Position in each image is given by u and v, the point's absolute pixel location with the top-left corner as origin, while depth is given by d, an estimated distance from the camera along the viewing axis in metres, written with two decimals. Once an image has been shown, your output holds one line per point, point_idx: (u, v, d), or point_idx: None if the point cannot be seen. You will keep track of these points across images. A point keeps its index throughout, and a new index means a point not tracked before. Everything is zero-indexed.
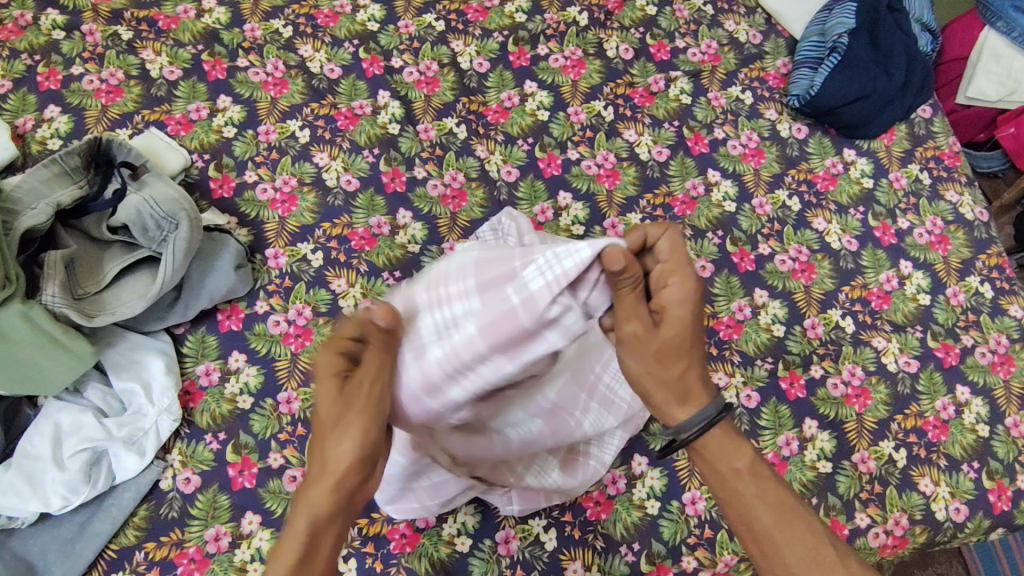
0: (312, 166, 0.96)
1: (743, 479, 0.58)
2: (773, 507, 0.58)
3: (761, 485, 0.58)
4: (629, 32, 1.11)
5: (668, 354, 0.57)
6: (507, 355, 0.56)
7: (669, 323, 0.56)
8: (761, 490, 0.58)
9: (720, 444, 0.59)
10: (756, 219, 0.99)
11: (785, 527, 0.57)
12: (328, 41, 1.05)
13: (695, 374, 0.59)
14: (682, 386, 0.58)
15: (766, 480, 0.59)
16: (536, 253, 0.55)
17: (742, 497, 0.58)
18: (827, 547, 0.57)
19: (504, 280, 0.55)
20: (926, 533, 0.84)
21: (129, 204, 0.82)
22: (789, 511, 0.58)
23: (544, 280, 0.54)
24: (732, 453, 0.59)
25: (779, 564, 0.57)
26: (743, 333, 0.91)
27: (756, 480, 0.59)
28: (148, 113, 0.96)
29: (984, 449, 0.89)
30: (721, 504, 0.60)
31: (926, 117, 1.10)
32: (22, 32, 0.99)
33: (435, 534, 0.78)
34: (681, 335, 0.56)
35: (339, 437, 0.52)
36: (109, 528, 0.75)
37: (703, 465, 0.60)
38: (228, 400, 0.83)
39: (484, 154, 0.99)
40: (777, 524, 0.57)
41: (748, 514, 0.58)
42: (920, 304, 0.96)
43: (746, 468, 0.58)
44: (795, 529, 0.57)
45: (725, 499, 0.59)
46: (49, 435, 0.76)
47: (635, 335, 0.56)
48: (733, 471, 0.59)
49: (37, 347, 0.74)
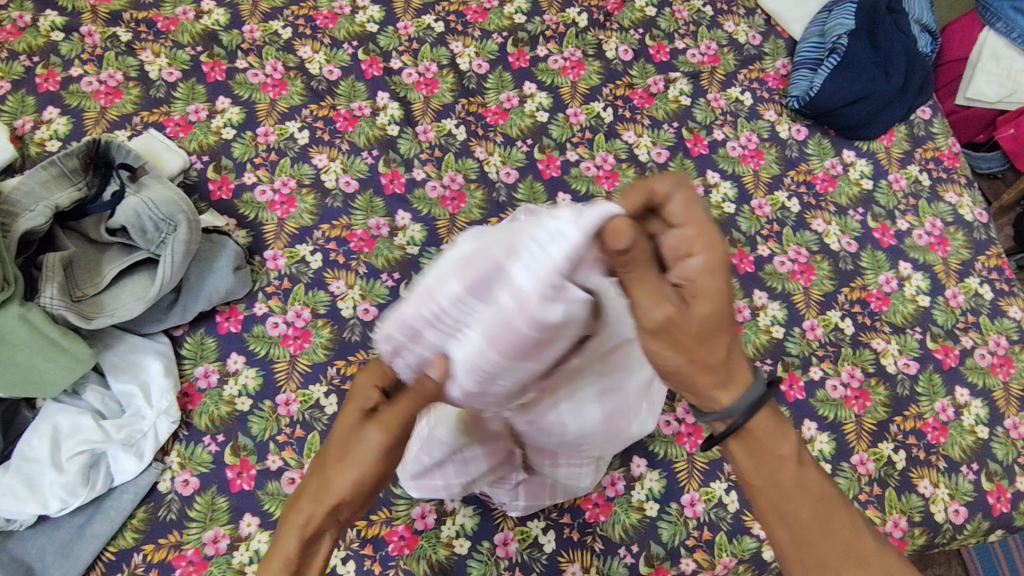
0: (312, 167, 0.96)
1: (789, 468, 0.46)
2: (817, 502, 0.46)
3: (807, 476, 0.47)
4: (628, 33, 1.11)
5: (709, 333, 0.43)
6: (521, 358, 0.47)
7: (701, 297, 0.42)
8: (807, 481, 0.47)
9: (767, 427, 0.46)
10: (755, 220, 0.99)
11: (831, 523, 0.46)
12: (327, 43, 1.05)
13: (736, 349, 0.46)
14: (725, 368, 0.45)
15: (813, 470, 0.47)
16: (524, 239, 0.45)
17: (788, 488, 0.46)
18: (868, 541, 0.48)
19: (492, 277, 0.44)
20: (926, 534, 0.84)
21: (127, 206, 0.82)
22: (835, 507, 0.47)
23: (537, 277, 0.44)
24: (778, 437, 0.46)
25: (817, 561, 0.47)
26: (742, 335, 0.91)
27: (803, 469, 0.47)
28: (147, 115, 0.96)
29: (983, 451, 0.89)
30: (753, 491, 0.48)
31: (925, 118, 1.09)
32: (20, 33, 0.99)
33: (434, 536, 0.78)
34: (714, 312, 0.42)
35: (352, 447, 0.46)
36: (107, 530, 0.75)
37: (742, 451, 0.47)
38: (226, 402, 0.83)
39: (484, 155, 0.99)
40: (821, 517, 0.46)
41: (787, 506, 0.47)
42: (919, 305, 0.96)
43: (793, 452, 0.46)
44: (837, 527, 0.47)
45: (760, 487, 0.47)
46: (47, 437, 0.76)
47: (668, 322, 0.41)
48: (776, 458, 0.46)
49: (36, 350, 0.74)
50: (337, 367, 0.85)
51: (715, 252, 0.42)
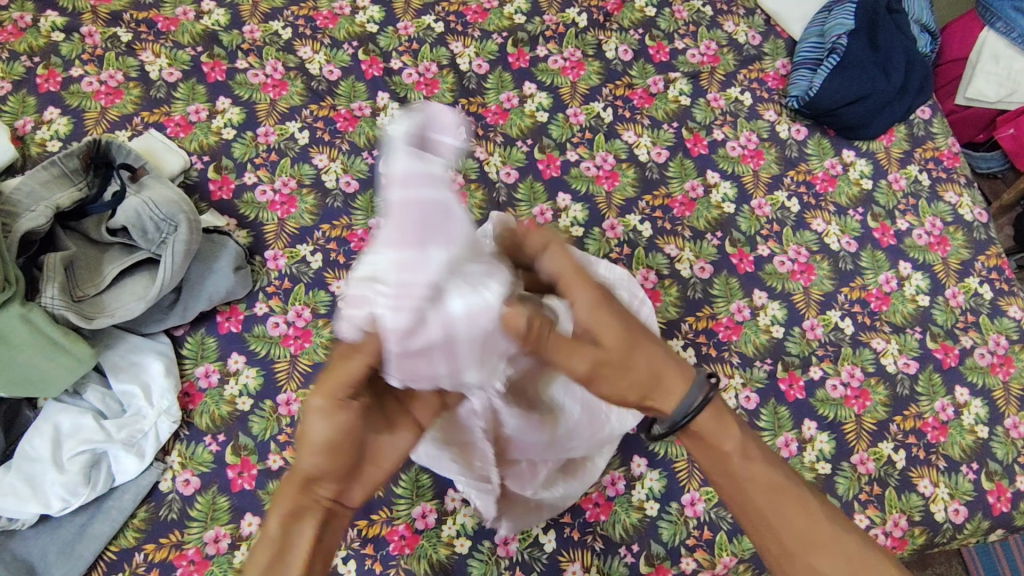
0: (312, 167, 0.96)
1: (734, 462, 0.53)
2: (767, 489, 0.52)
3: (753, 467, 0.53)
4: (628, 33, 1.11)
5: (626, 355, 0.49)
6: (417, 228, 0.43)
7: (604, 332, 0.48)
8: (753, 472, 0.52)
9: (711, 427, 0.53)
10: (755, 220, 0.99)
11: (780, 508, 0.52)
12: (327, 43, 1.05)
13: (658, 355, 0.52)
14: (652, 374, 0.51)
15: (760, 461, 0.53)
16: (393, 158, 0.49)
17: (737, 479, 0.53)
18: (823, 520, 0.52)
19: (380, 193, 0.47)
20: (925, 534, 0.84)
21: (129, 206, 0.82)
22: (784, 492, 0.52)
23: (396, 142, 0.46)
24: (720, 433, 0.53)
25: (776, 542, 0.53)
26: (742, 335, 0.91)
27: (749, 461, 0.53)
28: (147, 115, 0.96)
29: (983, 450, 0.89)
30: (714, 481, 0.55)
31: (925, 118, 1.10)
32: (21, 34, 1.00)
33: (435, 536, 0.78)
34: (617, 333, 0.49)
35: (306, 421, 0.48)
36: (108, 530, 0.75)
37: (698, 448, 0.54)
38: (227, 402, 0.83)
39: (484, 155, 0.99)
40: (771, 501, 0.52)
41: (741, 495, 0.53)
42: (919, 305, 0.96)
43: (735, 448, 0.53)
44: (785, 511, 0.52)
45: (717, 479, 0.54)
46: (49, 437, 0.76)
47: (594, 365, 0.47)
48: (722, 454, 0.53)
49: (37, 350, 0.74)
50: None
51: (593, 294, 0.49)
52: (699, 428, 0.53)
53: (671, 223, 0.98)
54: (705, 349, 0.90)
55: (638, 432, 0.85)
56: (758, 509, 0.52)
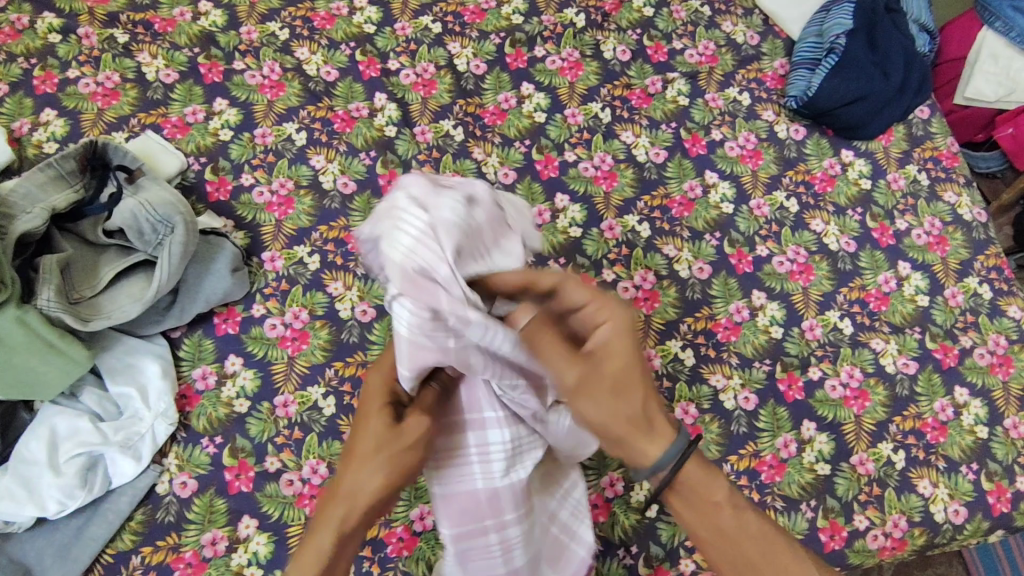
0: (309, 168, 0.96)
1: (724, 514, 0.56)
2: (757, 536, 0.56)
3: (740, 516, 0.56)
4: (626, 33, 1.11)
5: (621, 386, 0.51)
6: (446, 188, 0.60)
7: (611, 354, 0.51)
8: (742, 522, 0.56)
9: (696, 479, 0.56)
10: (753, 221, 0.99)
11: (773, 555, 0.56)
12: (324, 44, 1.05)
13: (655, 408, 0.54)
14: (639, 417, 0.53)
15: (746, 509, 0.57)
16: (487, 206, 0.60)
17: (731, 533, 0.56)
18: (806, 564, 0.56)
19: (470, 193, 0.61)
20: (925, 535, 0.84)
21: (124, 208, 0.82)
22: (768, 538, 0.56)
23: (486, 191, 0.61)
24: (708, 484, 0.56)
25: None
26: (741, 335, 0.91)
27: (735, 514, 0.56)
28: (144, 117, 0.96)
29: (983, 451, 0.88)
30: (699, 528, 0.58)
31: (924, 118, 1.09)
32: (17, 36, 0.99)
33: (432, 538, 0.78)
34: (629, 366, 0.51)
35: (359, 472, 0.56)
36: (105, 532, 0.75)
37: (688, 500, 0.57)
38: (224, 404, 0.83)
39: (481, 156, 0.99)
40: (760, 550, 0.56)
41: (731, 544, 0.57)
42: (918, 305, 0.96)
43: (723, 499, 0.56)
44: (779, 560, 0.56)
45: (711, 524, 0.57)
46: (45, 439, 0.76)
47: (577, 383, 0.51)
48: (719, 502, 0.56)
49: (34, 352, 0.74)
50: (336, 368, 0.85)
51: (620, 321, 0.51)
52: (693, 476, 0.56)
53: (670, 224, 0.97)
54: (703, 350, 0.90)
55: None
56: (743, 554, 0.56)
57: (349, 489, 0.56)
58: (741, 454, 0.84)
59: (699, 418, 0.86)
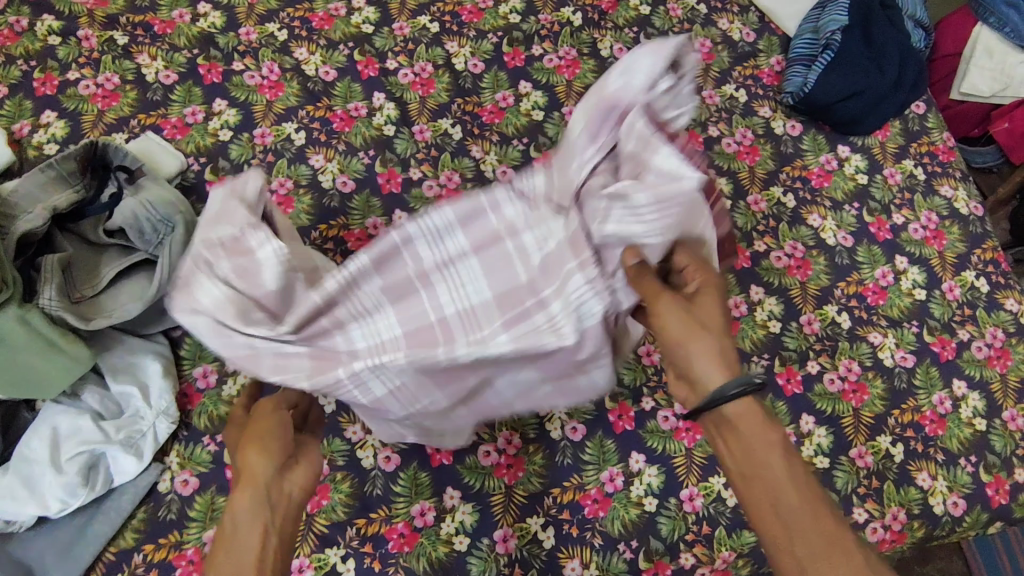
0: (309, 168, 0.96)
1: (774, 453, 0.52)
2: (803, 496, 0.50)
3: (793, 470, 0.51)
4: (623, 31, 1.11)
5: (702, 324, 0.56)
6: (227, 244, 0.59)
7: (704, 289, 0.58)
8: (792, 475, 0.51)
9: (751, 416, 0.53)
10: (751, 216, 0.99)
11: (817, 516, 0.49)
12: (322, 44, 1.05)
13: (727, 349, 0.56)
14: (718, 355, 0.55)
15: (799, 465, 0.52)
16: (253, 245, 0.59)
17: (775, 476, 0.51)
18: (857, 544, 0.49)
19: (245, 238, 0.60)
20: (924, 527, 0.84)
21: (125, 207, 0.82)
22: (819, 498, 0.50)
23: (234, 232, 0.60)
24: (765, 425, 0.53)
25: (787, 549, 0.49)
26: (739, 330, 0.91)
27: (772, 460, 0.52)
28: (144, 118, 0.97)
29: (981, 443, 0.89)
30: (741, 476, 0.53)
31: (920, 113, 1.10)
32: (17, 38, 1.00)
33: (433, 534, 0.78)
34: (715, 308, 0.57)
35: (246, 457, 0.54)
36: (108, 530, 0.75)
37: (733, 442, 0.53)
38: (225, 402, 0.83)
39: (480, 154, 0.99)
40: (797, 508, 0.50)
41: (771, 493, 0.51)
42: (916, 299, 0.97)
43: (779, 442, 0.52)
44: (806, 522, 0.49)
45: (749, 473, 0.52)
46: (47, 438, 0.76)
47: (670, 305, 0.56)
48: (766, 445, 0.52)
49: (35, 351, 0.74)
50: None
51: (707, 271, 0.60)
52: (741, 415, 0.53)
53: None
54: None
55: (636, 430, 0.85)
56: (777, 512, 0.50)
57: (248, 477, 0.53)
58: None
59: None
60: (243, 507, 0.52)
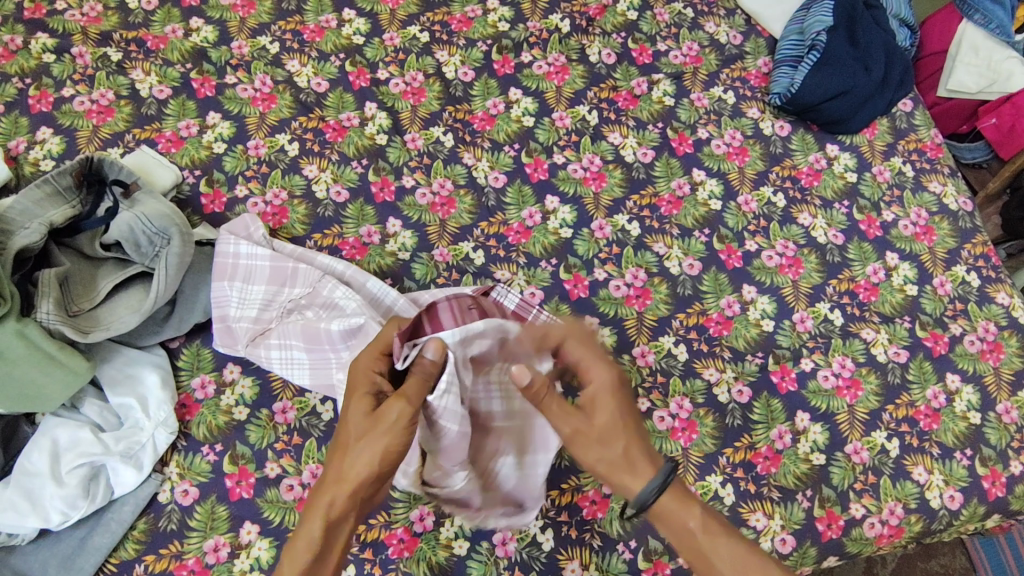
0: (302, 178, 0.97)
1: (698, 538, 0.62)
2: (732, 563, 0.62)
3: (715, 542, 0.62)
4: (610, 37, 1.13)
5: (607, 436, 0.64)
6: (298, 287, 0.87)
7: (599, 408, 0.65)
8: (716, 549, 0.62)
9: (671, 510, 0.62)
10: (741, 217, 1.00)
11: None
12: (314, 56, 1.06)
13: (637, 452, 0.64)
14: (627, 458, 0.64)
15: (722, 537, 0.62)
16: (314, 281, 0.87)
17: (705, 554, 0.62)
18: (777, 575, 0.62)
19: (305, 277, 0.87)
20: (921, 522, 0.84)
21: (121, 220, 0.83)
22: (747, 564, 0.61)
23: (299, 276, 0.87)
24: (682, 513, 0.62)
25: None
26: (733, 330, 0.92)
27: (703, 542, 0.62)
28: (138, 132, 0.98)
29: (976, 436, 0.89)
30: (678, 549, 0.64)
31: (906, 110, 1.12)
32: (12, 57, 1.01)
33: (432, 538, 0.79)
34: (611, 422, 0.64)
35: (356, 457, 0.59)
36: (109, 542, 0.76)
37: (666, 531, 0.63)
38: (224, 412, 0.84)
39: (471, 161, 1.00)
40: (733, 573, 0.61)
41: (709, 567, 0.62)
42: (907, 295, 0.97)
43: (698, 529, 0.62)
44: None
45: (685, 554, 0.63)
46: (46, 451, 0.77)
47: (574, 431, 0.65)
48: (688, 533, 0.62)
49: (34, 364, 0.74)
50: None
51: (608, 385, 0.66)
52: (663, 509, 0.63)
53: (659, 222, 0.99)
54: (695, 345, 0.90)
55: None
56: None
57: (348, 485, 0.58)
58: (737, 446, 0.85)
59: (693, 413, 0.86)
60: (316, 521, 0.57)
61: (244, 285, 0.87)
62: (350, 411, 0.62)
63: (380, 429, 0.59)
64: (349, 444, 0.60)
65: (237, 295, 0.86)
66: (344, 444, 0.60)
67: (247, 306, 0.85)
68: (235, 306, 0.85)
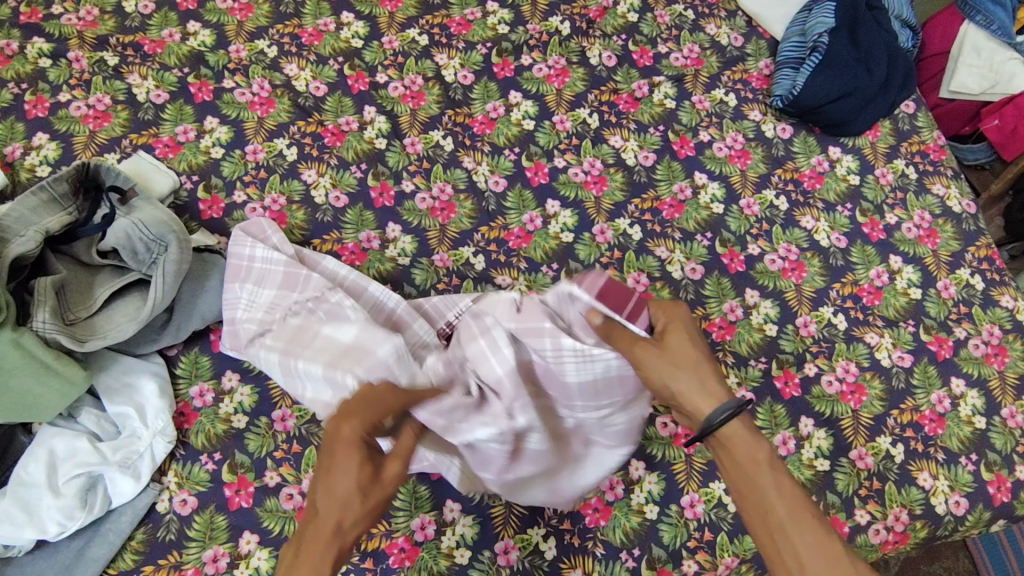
0: (301, 183, 0.96)
1: (762, 466, 0.56)
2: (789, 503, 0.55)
3: (778, 480, 0.56)
4: (611, 39, 1.12)
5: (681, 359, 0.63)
6: (295, 290, 0.84)
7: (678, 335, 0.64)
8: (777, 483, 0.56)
9: (744, 435, 0.58)
10: (744, 220, 1.00)
11: (801, 525, 0.54)
12: (312, 59, 1.06)
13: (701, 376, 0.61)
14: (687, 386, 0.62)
15: (785, 475, 0.56)
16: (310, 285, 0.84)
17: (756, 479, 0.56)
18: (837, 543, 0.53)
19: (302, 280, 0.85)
20: (926, 527, 0.84)
21: (118, 227, 0.82)
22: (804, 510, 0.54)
23: (301, 279, 0.85)
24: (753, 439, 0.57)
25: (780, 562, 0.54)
26: (735, 334, 0.91)
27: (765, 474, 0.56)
28: (136, 137, 0.97)
29: (982, 441, 0.88)
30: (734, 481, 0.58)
31: (909, 112, 1.11)
32: (8, 61, 1.00)
33: (434, 547, 0.78)
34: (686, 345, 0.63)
35: (352, 522, 0.55)
36: (106, 553, 0.75)
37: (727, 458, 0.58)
38: (222, 420, 0.83)
39: (472, 165, 0.99)
40: (791, 518, 0.54)
41: (762, 499, 0.55)
42: (911, 298, 0.97)
43: (764, 458, 0.56)
44: (798, 534, 0.53)
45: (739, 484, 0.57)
46: (44, 461, 0.76)
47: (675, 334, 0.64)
48: (753, 461, 0.57)
49: (31, 374, 0.73)
50: None
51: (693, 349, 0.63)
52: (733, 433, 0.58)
53: (661, 226, 0.98)
54: None
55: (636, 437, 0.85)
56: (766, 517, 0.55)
57: (338, 538, 0.54)
58: None
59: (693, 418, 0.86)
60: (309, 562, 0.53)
61: (255, 288, 0.85)
62: (336, 476, 0.56)
63: (384, 493, 0.57)
64: (343, 504, 0.55)
65: (245, 298, 0.84)
66: (332, 499, 0.55)
67: (255, 309, 0.84)
68: (243, 308, 0.84)
